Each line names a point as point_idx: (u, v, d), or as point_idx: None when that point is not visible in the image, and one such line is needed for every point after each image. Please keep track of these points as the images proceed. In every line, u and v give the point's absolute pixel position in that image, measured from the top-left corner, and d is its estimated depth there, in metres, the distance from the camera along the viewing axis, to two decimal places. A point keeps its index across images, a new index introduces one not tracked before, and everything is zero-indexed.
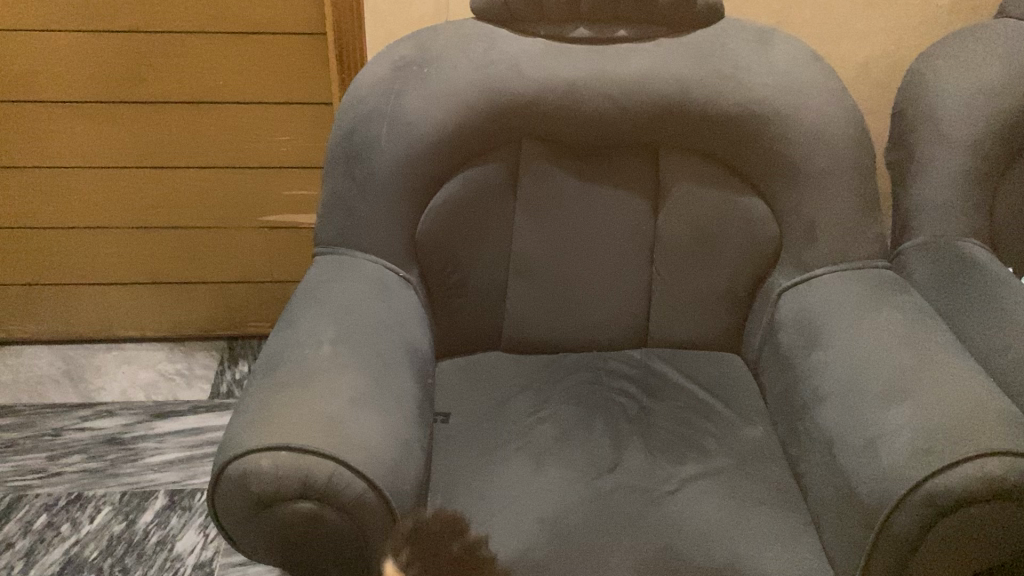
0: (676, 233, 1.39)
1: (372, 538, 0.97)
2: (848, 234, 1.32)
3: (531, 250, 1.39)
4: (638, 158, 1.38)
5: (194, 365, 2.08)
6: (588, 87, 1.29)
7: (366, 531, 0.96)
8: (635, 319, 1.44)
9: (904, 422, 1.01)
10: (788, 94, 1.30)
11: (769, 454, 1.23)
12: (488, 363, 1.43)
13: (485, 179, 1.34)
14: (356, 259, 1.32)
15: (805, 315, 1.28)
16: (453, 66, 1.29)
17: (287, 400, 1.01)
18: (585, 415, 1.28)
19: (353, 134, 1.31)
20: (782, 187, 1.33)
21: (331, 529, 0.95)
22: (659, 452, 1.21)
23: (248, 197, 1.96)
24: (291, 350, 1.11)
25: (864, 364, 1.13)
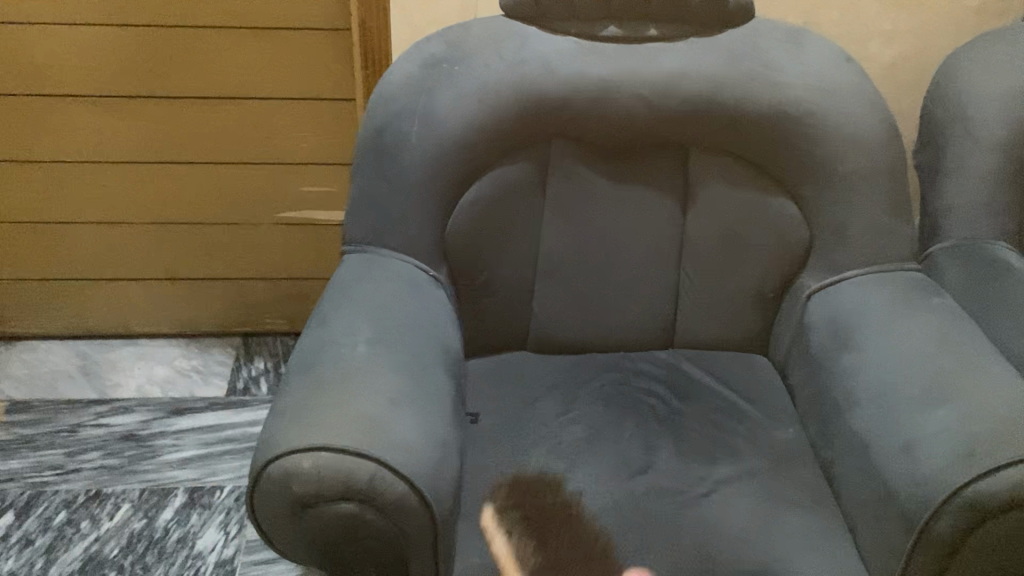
0: (705, 236, 1.22)
1: (411, 541, 0.82)
2: (907, 245, 1.17)
3: (559, 252, 1.22)
4: (669, 156, 1.21)
5: (210, 362, 1.76)
6: (619, 89, 1.15)
7: (405, 534, 0.82)
8: (663, 328, 1.27)
9: (941, 424, 0.90)
10: (838, 97, 1.15)
11: (805, 458, 1.07)
12: (515, 363, 1.23)
13: (517, 174, 1.17)
14: (385, 257, 1.12)
15: (838, 316, 1.12)
16: (484, 63, 1.14)
17: (325, 390, 0.88)
18: (615, 416, 1.13)
19: (381, 133, 1.13)
20: (851, 197, 1.15)
21: (373, 533, 0.81)
22: (689, 452, 1.07)
23: (255, 200, 1.68)
24: (323, 351, 0.94)
25: (913, 370, 0.98)
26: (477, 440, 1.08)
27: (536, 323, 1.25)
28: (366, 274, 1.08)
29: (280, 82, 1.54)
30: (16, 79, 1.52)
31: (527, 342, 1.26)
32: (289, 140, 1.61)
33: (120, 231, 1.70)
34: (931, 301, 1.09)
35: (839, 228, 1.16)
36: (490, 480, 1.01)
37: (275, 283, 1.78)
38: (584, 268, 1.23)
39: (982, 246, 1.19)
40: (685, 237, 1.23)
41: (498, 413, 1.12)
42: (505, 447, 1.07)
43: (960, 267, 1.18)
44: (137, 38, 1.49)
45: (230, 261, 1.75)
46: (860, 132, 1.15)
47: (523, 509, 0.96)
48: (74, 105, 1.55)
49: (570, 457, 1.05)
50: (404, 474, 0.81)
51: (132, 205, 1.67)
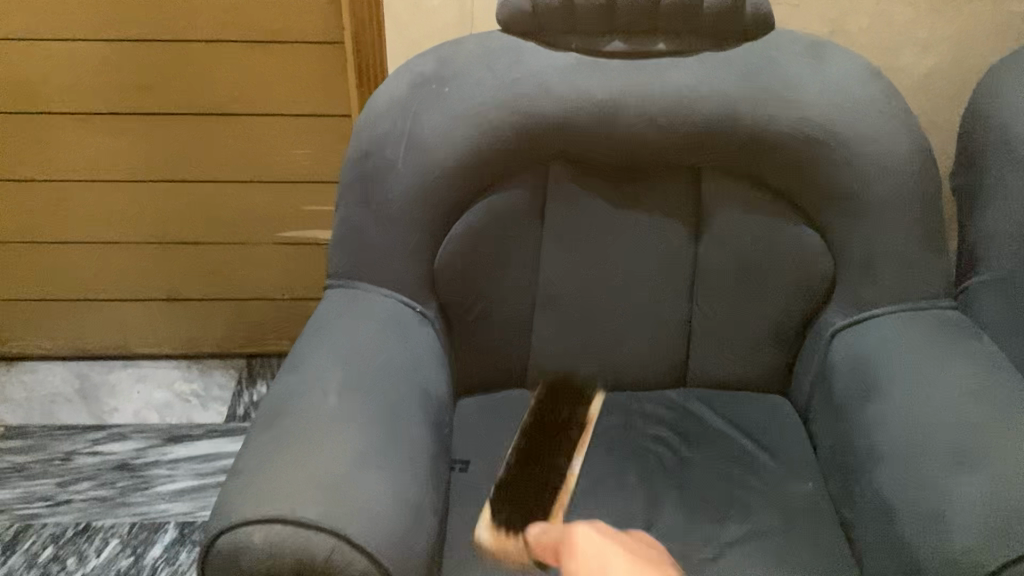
0: (720, 268, 1.12)
1: None
2: (941, 278, 1.06)
3: (559, 283, 1.13)
4: (679, 180, 1.11)
5: (211, 386, 1.70)
6: (622, 107, 1.06)
7: None
8: (674, 366, 1.17)
9: (975, 492, 0.80)
10: (864, 116, 1.05)
11: (825, 517, 0.97)
12: (513, 403, 1.15)
13: (513, 203, 1.09)
14: (368, 292, 1.05)
15: (862, 359, 1.02)
16: (474, 82, 1.05)
17: (287, 449, 0.80)
18: (617, 464, 1.04)
19: (364, 159, 1.06)
20: (878, 226, 1.05)
21: None
22: (696, 507, 0.98)
23: (254, 218, 1.62)
24: (288, 401, 0.86)
25: (944, 424, 0.88)
26: (464, 491, 0.99)
27: (536, 360, 1.15)
28: (346, 311, 1.00)
29: (276, 97, 1.48)
30: (8, 95, 1.48)
31: (527, 380, 1.17)
32: (288, 155, 1.54)
33: (118, 251, 1.65)
34: (967, 345, 0.99)
35: (866, 261, 1.06)
36: (477, 541, 0.93)
37: (278, 303, 1.73)
38: (586, 300, 1.13)
39: None
40: (698, 267, 1.13)
41: (490, 460, 1.04)
42: (494, 501, 0.98)
43: (1002, 304, 1.07)
44: (129, 54, 1.43)
45: (231, 281, 1.69)
46: (889, 154, 1.04)
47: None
48: (67, 123, 1.50)
49: (565, 512, 0.97)
50: (366, 550, 0.74)
51: (129, 224, 1.62)
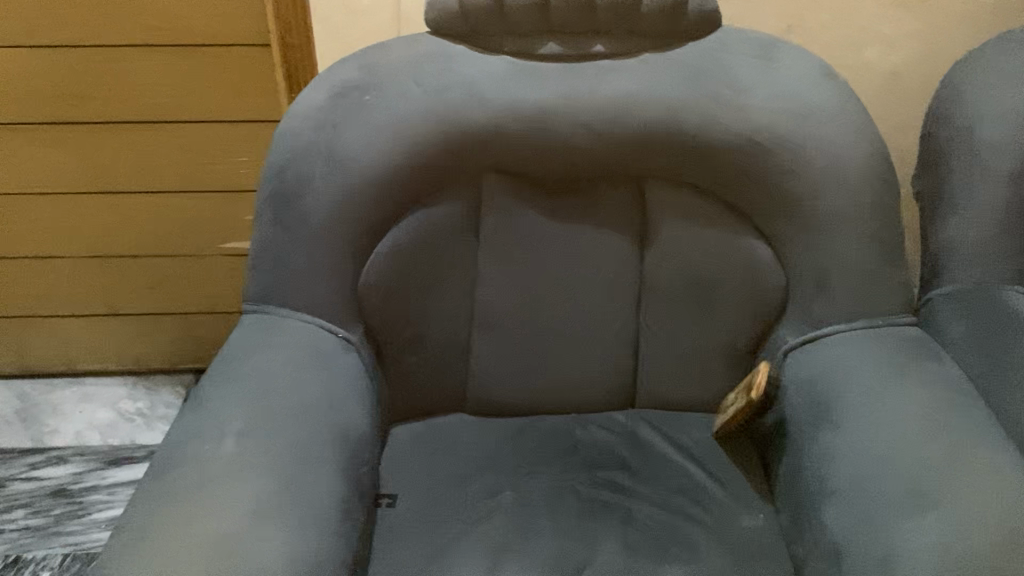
0: (668, 283, 1.05)
1: None
2: (901, 293, 0.99)
3: (497, 303, 1.06)
4: (622, 192, 1.04)
5: (156, 404, 1.64)
6: (559, 116, 0.98)
7: None
8: (622, 387, 1.10)
9: (928, 540, 0.74)
10: (818, 122, 0.97)
11: (774, 553, 0.91)
12: (450, 429, 1.08)
13: (444, 218, 1.02)
14: (288, 318, 0.98)
15: (815, 383, 0.95)
16: (399, 90, 0.97)
17: (178, 502, 0.74)
18: (555, 497, 0.97)
19: (282, 176, 0.98)
20: (834, 239, 0.98)
21: None
22: (637, 545, 0.91)
23: (195, 229, 1.55)
24: (184, 448, 0.79)
25: (899, 460, 0.82)
26: (390, 531, 0.93)
27: (475, 383, 1.09)
28: (260, 340, 0.93)
29: (213, 105, 1.41)
30: None
31: (466, 405, 1.11)
32: (227, 165, 1.47)
33: (55, 266, 1.58)
34: (926, 367, 0.92)
35: (819, 276, 0.99)
36: None
37: (226, 316, 1.66)
38: (526, 321, 1.07)
39: (993, 293, 1.01)
40: (644, 284, 1.06)
41: (420, 496, 0.98)
42: (420, 542, 0.92)
43: (964, 319, 1.01)
44: (54, 61, 1.35)
45: (175, 294, 1.63)
46: (844, 163, 0.97)
47: None
48: None
49: (495, 552, 0.90)
50: None
51: (64, 238, 1.55)
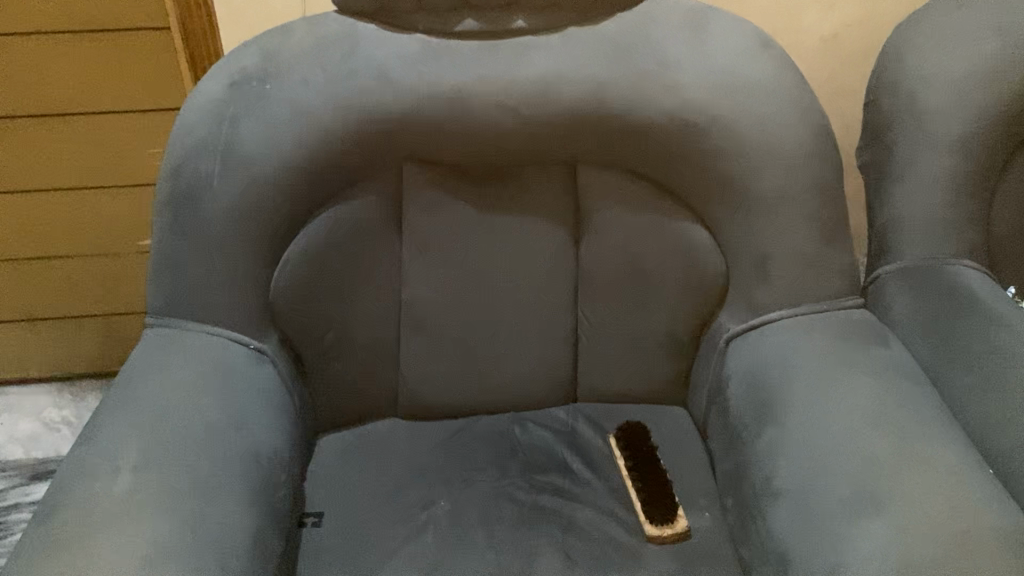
0: (604, 272, 0.99)
1: None
2: (844, 274, 0.94)
3: (424, 302, 0.99)
4: (551, 178, 0.98)
5: (83, 411, 1.55)
6: (478, 100, 0.91)
7: None
8: (561, 383, 1.05)
9: (876, 546, 0.69)
10: (754, 97, 0.91)
11: (719, 553, 0.87)
12: (380, 437, 1.02)
13: (361, 214, 0.94)
14: (194, 332, 0.91)
15: (759, 375, 0.90)
16: (301, 78, 0.89)
17: (61, 552, 0.66)
18: (492, 506, 0.92)
19: (178, 177, 0.89)
20: (774, 221, 0.92)
21: None
22: (578, 555, 0.86)
23: (112, 225, 1.46)
24: (72, 488, 0.72)
25: (845, 458, 0.77)
26: (315, 554, 0.87)
27: (404, 387, 1.03)
28: (161, 359, 0.86)
29: (119, 96, 1.31)
30: None
31: (397, 410, 1.04)
32: (138, 158, 1.38)
33: None
34: (874, 352, 0.88)
35: (761, 260, 0.93)
36: None
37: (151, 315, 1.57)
38: (456, 318, 1.00)
39: (942, 270, 0.97)
40: (579, 274, 1.00)
41: (348, 513, 0.92)
42: (347, 565, 0.86)
43: (911, 297, 0.96)
44: None
45: (94, 295, 1.54)
46: (782, 140, 0.91)
47: None
48: None
49: (427, 571, 0.85)
50: None
51: None
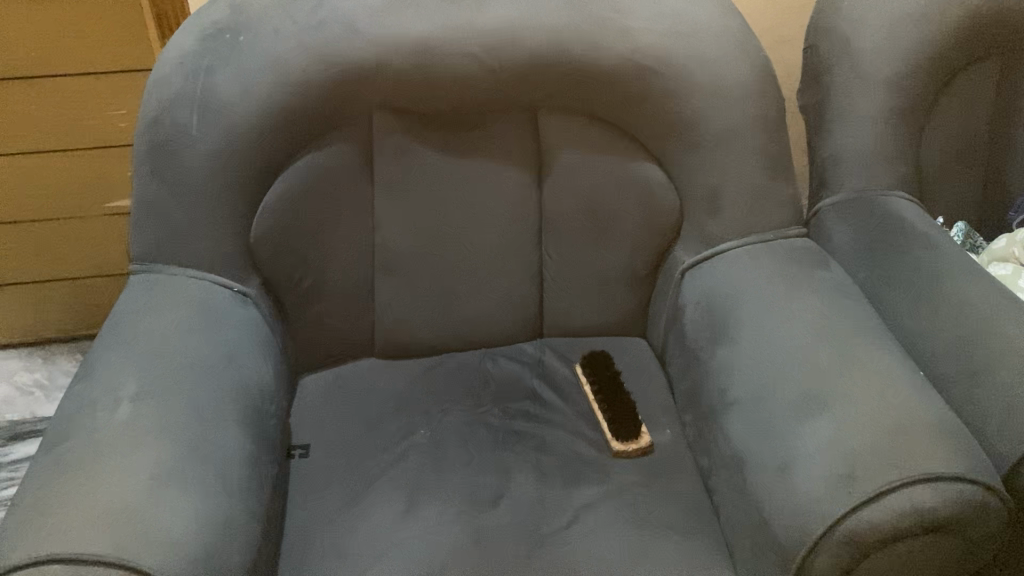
0: (565, 211, 1.05)
1: None
2: (788, 206, 1.02)
3: (396, 244, 1.04)
4: (514, 123, 1.03)
5: (55, 374, 1.57)
6: (443, 48, 0.96)
7: None
8: (528, 318, 1.11)
9: (822, 440, 0.77)
10: (702, 40, 0.97)
11: (679, 464, 0.94)
12: (359, 375, 1.07)
13: (333, 161, 0.99)
14: (178, 276, 0.95)
15: (712, 299, 0.97)
16: (273, 30, 0.93)
17: (71, 475, 0.71)
18: (469, 432, 0.98)
19: (155, 127, 0.93)
20: (723, 157, 0.99)
21: None
22: (551, 472, 0.93)
23: (78, 188, 1.47)
24: (74, 418, 0.76)
25: (792, 367, 0.84)
26: (304, 481, 0.93)
27: (380, 327, 1.08)
28: (148, 301, 0.90)
29: (83, 56, 1.33)
30: None
31: (373, 349, 1.09)
32: (103, 118, 1.40)
33: None
34: (816, 274, 0.95)
35: (712, 194, 1.00)
36: (315, 533, 0.87)
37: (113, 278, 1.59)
38: (427, 259, 1.06)
39: (877, 200, 1.06)
40: (543, 214, 1.06)
41: (333, 443, 0.97)
42: (336, 489, 0.92)
43: (850, 226, 1.04)
44: None
45: (61, 259, 1.55)
46: (728, 80, 0.98)
47: (349, 567, 0.83)
48: None
49: (412, 491, 0.91)
50: None
51: None
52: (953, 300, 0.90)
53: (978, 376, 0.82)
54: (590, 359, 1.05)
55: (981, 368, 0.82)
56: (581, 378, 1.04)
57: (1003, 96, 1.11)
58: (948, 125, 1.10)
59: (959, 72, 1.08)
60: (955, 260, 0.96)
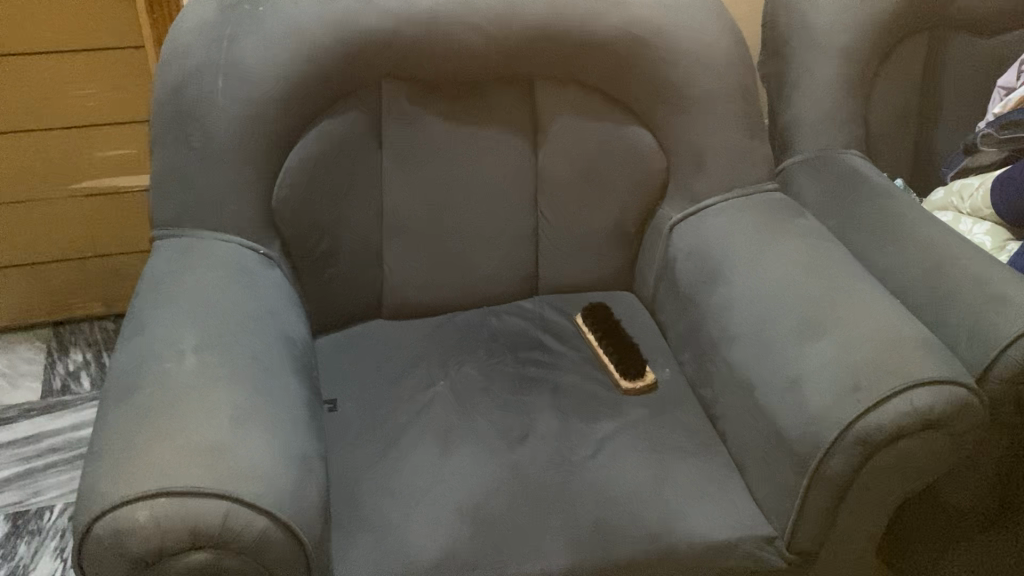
0: (561, 175, 1.13)
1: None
2: (763, 164, 1.13)
3: (405, 208, 1.09)
4: (512, 92, 1.10)
5: (16, 363, 1.53)
6: (451, 19, 1.02)
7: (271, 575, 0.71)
8: (526, 277, 1.18)
9: (825, 359, 0.87)
10: (684, 14, 1.07)
11: (682, 398, 1.04)
12: (371, 335, 1.12)
13: (348, 128, 1.03)
14: (206, 239, 0.98)
15: (703, 249, 1.07)
16: (293, 2, 0.98)
17: (153, 418, 0.74)
18: (486, 379, 1.05)
19: (181, 95, 0.96)
20: (707, 119, 1.09)
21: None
22: (569, 410, 1.01)
23: (44, 167, 1.47)
24: (141, 367, 0.79)
25: (788, 300, 0.95)
26: (338, 431, 0.97)
27: (389, 288, 1.13)
28: (185, 262, 0.93)
29: (58, 32, 1.36)
30: None
31: (382, 311, 1.15)
32: (72, 97, 1.42)
33: None
34: (795, 222, 1.06)
35: (697, 154, 1.10)
36: (359, 475, 0.91)
37: (110, 260, 1.59)
38: (433, 222, 1.11)
39: (837, 156, 1.19)
40: (539, 178, 1.13)
41: (359, 396, 1.02)
42: (370, 436, 0.96)
43: (815, 181, 1.17)
44: None
45: (21, 244, 1.53)
46: (710, 50, 1.08)
47: (397, 502, 0.88)
48: None
49: (443, 434, 0.97)
50: (260, 506, 0.70)
51: None
52: (916, 241, 1.03)
53: (947, 301, 0.94)
54: (592, 309, 1.13)
55: (948, 295, 0.95)
56: (583, 327, 1.12)
57: (934, 66, 1.25)
58: (887, 93, 1.24)
59: (893, 46, 1.23)
60: (909, 208, 1.09)
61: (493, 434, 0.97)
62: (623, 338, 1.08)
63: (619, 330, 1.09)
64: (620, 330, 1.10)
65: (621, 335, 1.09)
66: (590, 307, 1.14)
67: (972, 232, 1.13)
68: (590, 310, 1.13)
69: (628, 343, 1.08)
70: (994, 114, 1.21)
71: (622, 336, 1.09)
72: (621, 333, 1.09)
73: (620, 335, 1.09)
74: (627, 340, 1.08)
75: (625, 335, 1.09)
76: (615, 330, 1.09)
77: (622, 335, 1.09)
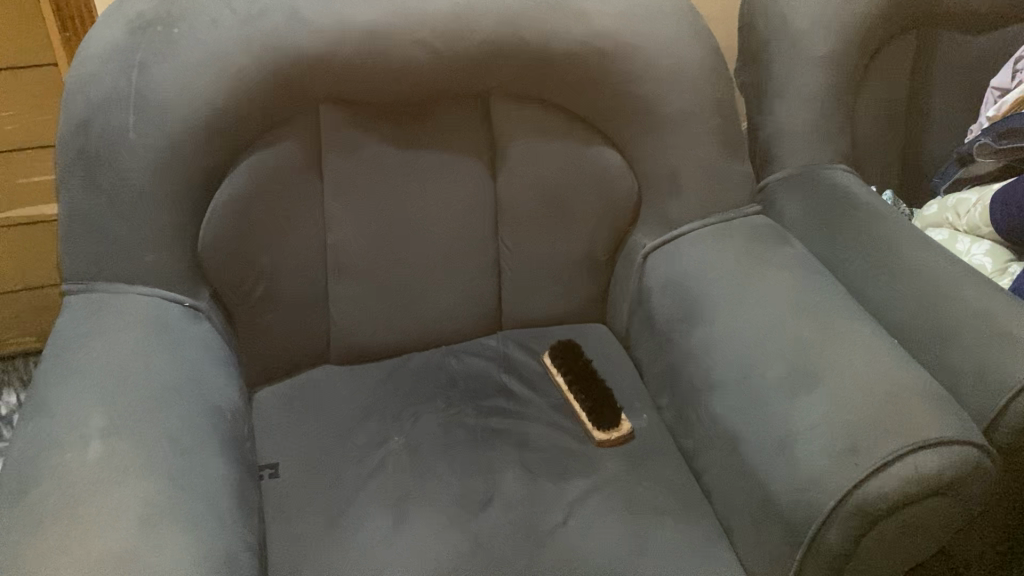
0: (521, 201, 1.03)
1: None
2: (743, 184, 1.03)
3: (350, 243, 0.99)
4: (465, 113, 0.99)
5: None
6: (393, 35, 0.90)
7: None
8: (488, 312, 1.09)
9: (818, 415, 0.78)
10: (654, 23, 0.97)
11: (662, 447, 0.95)
12: (319, 385, 1.02)
13: (281, 161, 0.92)
14: (124, 293, 0.87)
15: (680, 281, 0.98)
16: (212, 22, 0.86)
17: (47, 525, 0.63)
18: (445, 433, 0.95)
19: (88, 131, 0.85)
20: (680, 139, 0.99)
21: None
22: (537, 467, 0.91)
23: None
24: (38, 458, 0.69)
25: (775, 345, 0.85)
26: (279, 502, 0.87)
27: (336, 331, 1.02)
28: (97, 323, 0.83)
29: None
30: None
31: (330, 356, 1.05)
32: None
33: None
34: (780, 251, 0.97)
35: (671, 176, 1.00)
36: (301, 555, 0.81)
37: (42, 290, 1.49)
38: (383, 258, 1.00)
39: (822, 172, 1.11)
40: (497, 205, 1.03)
41: (304, 458, 0.92)
42: (316, 506, 0.86)
43: (800, 201, 1.08)
44: None
45: None
46: (682, 62, 0.97)
47: None
48: None
49: (397, 502, 0.87)
50: None
51: None
52: (911, 269, 0.94)
53: (948, 340, 0.85)
54: (564, 346, 1.04)
55: (949, 332, 0.86)
56: (552, 367, 1.03)
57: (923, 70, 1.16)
58: (875, 100, 1.15)
59: (880, 49, 1.13)
60: (902, 230, 1.00)
61: (452, 499, 0.87)
62: (591, 379, 0.99)
63: (588, 371, 1.00)
64: (590, 371, 1.00)
65: (590, 377, 0.99)
66: (562, 343, 1.04)
67: (971, 253, 1.04)
68: (562, 347, 1.04)
69: (598, 384, 0.98)
70: (986, 117, 1.13)
71: (592, 377, 0.99)
72: (591, 374, 0.99)
73: (590, 376, 0.99)
74: (599, 381, 0.99)
75: (595, 377, 0.99)
76: (584, 370, 1.00)
77: (591, 376, 0.99)
